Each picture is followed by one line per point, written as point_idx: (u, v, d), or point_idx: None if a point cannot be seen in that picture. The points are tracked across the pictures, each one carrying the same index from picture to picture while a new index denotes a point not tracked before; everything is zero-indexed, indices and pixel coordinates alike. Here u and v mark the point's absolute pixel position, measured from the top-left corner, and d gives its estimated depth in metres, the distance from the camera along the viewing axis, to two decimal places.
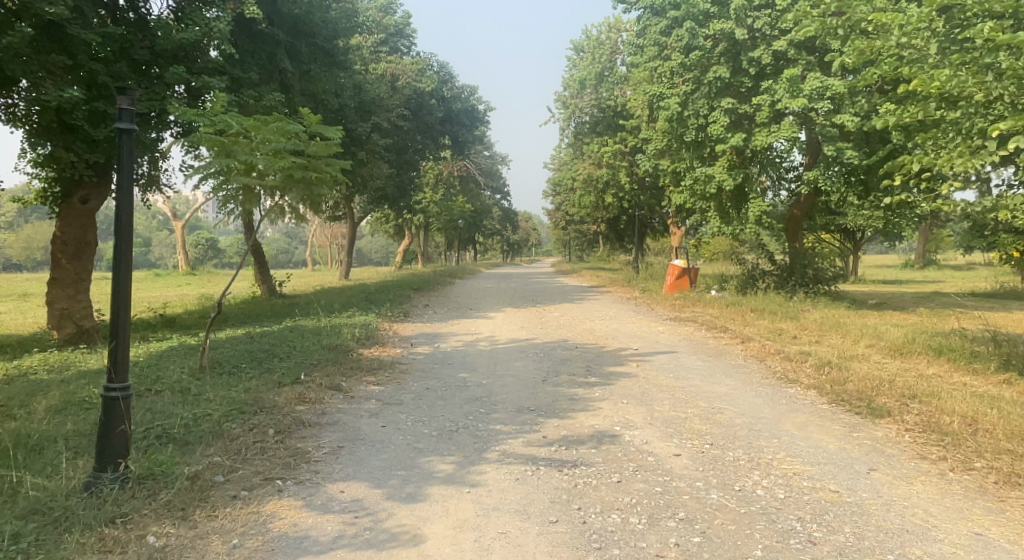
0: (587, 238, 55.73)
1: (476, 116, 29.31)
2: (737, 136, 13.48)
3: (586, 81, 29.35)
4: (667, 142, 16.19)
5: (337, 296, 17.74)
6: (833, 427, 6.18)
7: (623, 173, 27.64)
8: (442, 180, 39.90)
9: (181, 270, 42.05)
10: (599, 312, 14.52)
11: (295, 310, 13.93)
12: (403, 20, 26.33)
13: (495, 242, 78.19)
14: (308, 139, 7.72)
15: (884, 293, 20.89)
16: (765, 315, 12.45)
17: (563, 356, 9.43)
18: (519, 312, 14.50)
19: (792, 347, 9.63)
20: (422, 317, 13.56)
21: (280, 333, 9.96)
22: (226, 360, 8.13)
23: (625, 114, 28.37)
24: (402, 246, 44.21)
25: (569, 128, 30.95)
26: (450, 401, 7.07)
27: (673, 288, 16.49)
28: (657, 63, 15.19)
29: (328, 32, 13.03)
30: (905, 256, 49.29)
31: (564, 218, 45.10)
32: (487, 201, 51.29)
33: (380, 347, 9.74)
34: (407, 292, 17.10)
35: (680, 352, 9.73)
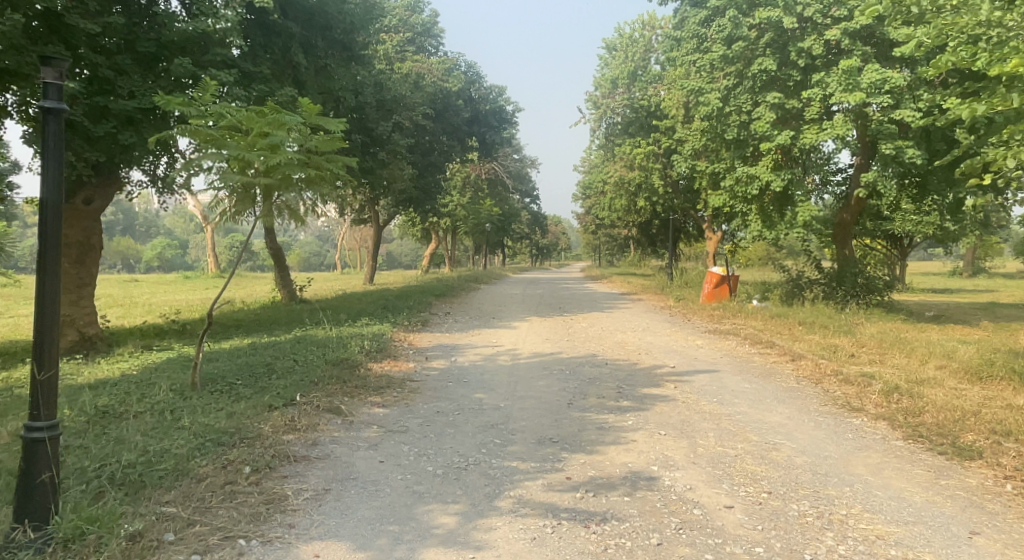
0: (618, 243, 54.64)
1: (506, 117, 28.53)
2: (784, 133, 12.49)
3: (618, 80, 28.39)
4: (707, 141, 15.25)
5: (356, 302, 17.05)
6: (915, 471, 5.17)
7: (656, 175, 26.60)
8: (470, 183, 39.24)
9: (211, 272, 42.18)
10: (630, 323, 13.56)
11: (310, 318, 13.25)
12: (431, 19, 25.72)
13: (525, 247, 77.43)
14: (310, 133, 6.86)
15: (938, 304, 19.49)
16: (814, 329, 11.38)
17: (591, 375, 8.53)
18: (545, 322, 13.62)
19: (852, 368, 8.57)
20: (441, 326, 12.76)
21: (285, 346, 9.21)
22: (219, 376, 7.39)
23: (658, 115, 27.33)
24: (431, 250, 43.69)
25: (600, 129, 30.01)
26: (462, 428, 6.21)
27: (711, 297, 15.44)
28: (697, 57, 14.29)
29: (346, 25, 12.35)
30: (952, 263, 47.13)
31: (595, 222, 44.11)
32: (516, 205, 50.56)
33: (391, 362, 8.93)
34: (429, 299, 16.32)
35: (722, 372, 8.75)
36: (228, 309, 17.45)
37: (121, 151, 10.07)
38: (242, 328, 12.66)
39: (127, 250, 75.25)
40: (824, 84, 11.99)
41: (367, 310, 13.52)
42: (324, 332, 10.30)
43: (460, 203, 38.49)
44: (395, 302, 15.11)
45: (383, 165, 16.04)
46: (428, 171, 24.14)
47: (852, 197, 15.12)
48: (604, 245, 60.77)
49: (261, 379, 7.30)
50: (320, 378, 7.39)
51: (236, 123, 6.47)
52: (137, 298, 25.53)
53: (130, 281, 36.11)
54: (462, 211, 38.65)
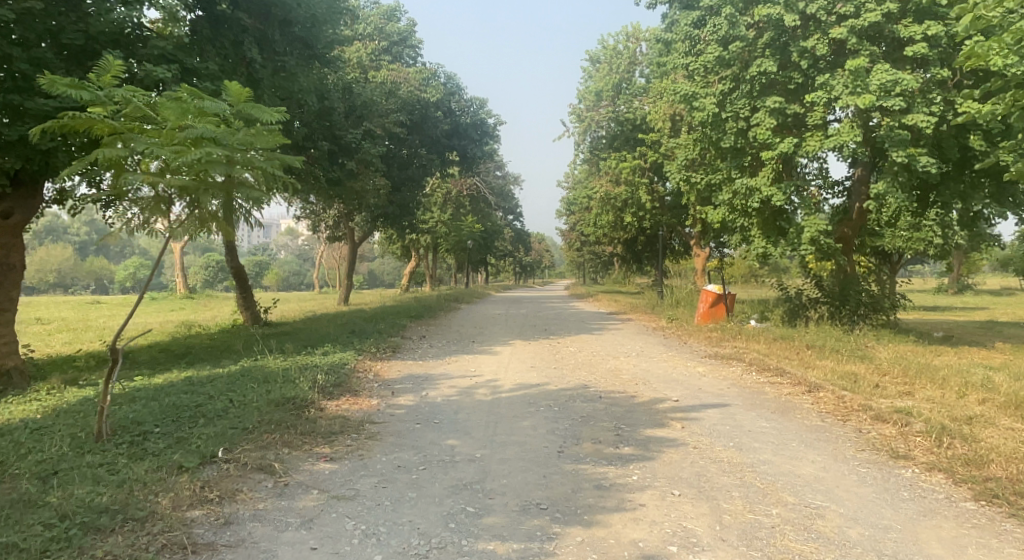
0: (603, 260, 53.83)
1: (486, 130, 27.49)
2: (787, 141, 11.45)
3: (603, 92, 27.48)
4: (701, 149, 14.20)
5: (325, 325, 15.77)
6: (1007, 551, 4.03)
7: (643, 190, 25.66)
8: (451, 200, 38.14)
9: (182, 292, 40.59)
10: (621, 346, 12.40)
11: (268, 344, 11.97)
12: (408, 28, 24.70)
13: (508, 264, 76.37)
14: (241, 125, 5.62)
15: (942, 322, 18.56)
16: (825, 353, 10.32)
17: (584, 412, 7.32)
18: (529, 347, 12.41)
19: (882, 402, 7.44)
20: (413, 352, 11.49)
21: (226, 380, 7.93)
22: (133, 423, 6.09)
23: (645, 127, 26.42)
24: (411, 268, 42.45)
25: (584, 144, 29.08)
26: (427, 490, 4.96)
27: (707, 317, 14.33)
28: (689, 60, 13.30)
29: (307, 21, 11.35)
30: (939, 280, 46.76)
31: (580, 239, 43.15)
32: (498, 222, 49.46)
33: (349, 399, 7.65)
34: (403, 322, 15.07)
35: (733, 406, 7.59)
36: (186, 335, 16.08)
37: (43, 158, 8.85)
38: (190, 357, 11.34)
39: (102, 270, 73.46)
40: (829, 87, 11.02)
41: (332, 335, 12.26)
42: (275, 364, 9.02)
43: (440, 220, 37.34)
44: (364, 326, 13.86)
45: (351, 176, 14.89)
46: (405, 186, 22.98)
47: (854, 210, 14.18)
48: (588, 262, 59.86)
49: (184, 427, 6.01)
50: (256, 424, 6.12)
51: (148, 114, 5.26)
52: (94, 321, 23.96)
53: (94, 303, 34.40)
54: (442, 228, 37.49)
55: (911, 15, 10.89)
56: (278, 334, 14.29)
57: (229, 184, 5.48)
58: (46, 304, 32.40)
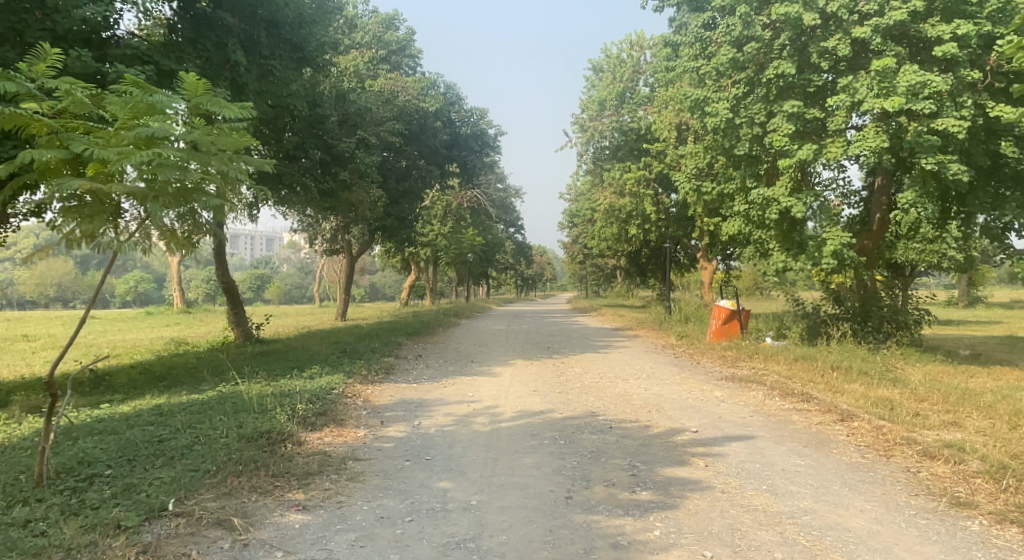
0: (605, 273, 53.11)
1: (487, 141, 26.88)
2: (807, 148, 10.74)
3: (606, 102, 26.89)
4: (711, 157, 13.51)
5: (318, 342, 15.06)
6: None
7: (648, 201, 24.98)
8: (451, 212, 37.50)
9: (177, 307, 39.79)
10: (630, 366, 11.64)
11: (254, 365, 11.25)
12: (407, 37, 24.13)
13: (510, 277, 75.68)
14: (203, 127, 5.00)
15: (962, 338, 17.78)
16: (852, 376, 9.55)
17: (594, 446, 6.55)
18: (532, 367, 11.65)
19: (927, 434, 6.66)
20: (407, 374, 10.73)
21: (199, 409, 7.20)
22: (80, 468, 5.35)
23: (650, 137, 25.76)
24: (411, 282, 41.71)
25: (588, 154, 28.42)
26: (414, 550, 4.19)
27: (720, 334, 13.55)
28: (701, 64, 12.61)
29: (296, 21, 10.71)
30: (948, 293, 45.95)
31: (582, 252, 42.45)
32: (499, 235, 48.81)
33: (333, 431, 6.90)
34: (399, 339, 14.38)
35: (760, 439, 6.83)
36: (173, 354, 15.37)
37: None
38: (168, 380, 10.59)
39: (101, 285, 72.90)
40: (852, 90, 10.33)
41: (322, 355, 11.57)
42: (256, 389, 8.27)
43: (440, 232, 36.68)
44: (357, 344, 13.15)
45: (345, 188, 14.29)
46: (403, 198, 22.40)
47: (874, 220, 13.46)
48: (591, 275, 59.15)
49: (139, 470, 5.28)
50: (222, 463, 5.40)
51: (91, 110, 4.62)
52: (82, 337, 23.21)
53: (87, 318, 33.70)
54: (443, 241, 36.82)
55: (938, 14, 10.21)
56: (267, 354, 13.57)
57: (186, 193, 4.84)
58: (38, 320, 31.74)
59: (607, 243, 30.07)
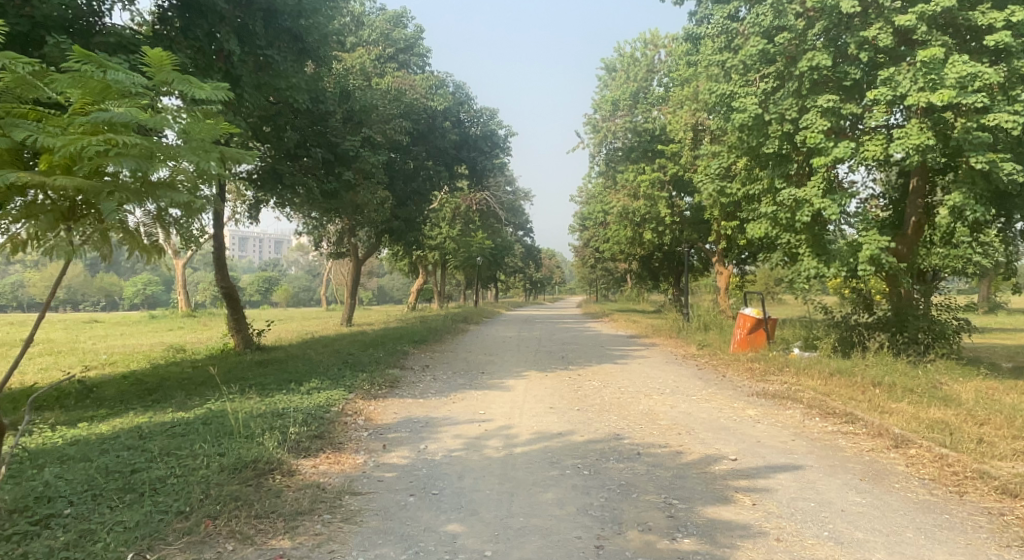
0: (615, 277, 52.32)
1: (497, 141, 26.19)
2: (844, 145, 9.96)
3: (620, 102, 26.07)
4: (736, 156, 12.74)
5: (321, 351, 14.42)
6: None
7: (662, 204, 24.21)
8: (459, 215, 36.86)
9: (182, 311, 39.28)
10: (651, 379, 10.87)
11: (251, 377, 10.60)
12: (415, 35, 23.50)
13: (518, 281, 74.99)
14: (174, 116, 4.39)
15: (997, 348, 16.92)
16: (897, 393, 8.77)
17: (622, 478, 5.79)
18: (547, 379, 10.90)
19: (999, 466, 5.88)
20: (413, 388, 10.00)
21: (181, 432, 6.51)
22: (34, 506, 4.66)
23: (665, 138, 25.03)
24: (418, 285, 41.09)
25: (600, 156, 27.67)
26: None
27: (745, 344, 12.77)
28: (727, 57, 11.86)
29: (296, 10, 10.04)
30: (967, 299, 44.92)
31: (593, 255, 41.70)
32: (508, 238, 48.15)
33: (329, 457, 6.19)
34: (405, 348, 13.71)
35: (809, 469, 6.06)
36: (170, 363, 14.73)
37: None
38: (158, 393, 9.91)
39: (109, 287, 72.79)
40: (896, 83, 9.53)
41: (323, 366, 10.91)
42: (248, 408, 7.59)
43: (448, 235, 36.02)
44: (362, 353, 12.49)
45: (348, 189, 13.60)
46: (410, 200, 22.25)
47: (908, 223, 12.69)
48: (600, 279, 58.39)
49: (102, 508, 4.61)
50: (199, 502, 4.72)
51: (38, 92, 4.02)
52: (82, 343, 22.63)
53: (91, 322, 33.21)
54: (451, 244, 36.15)
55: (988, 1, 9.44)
56: (267, 363, 12.93)
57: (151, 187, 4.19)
58: (40, 323, 31.25)
59: (620, 247, 29.30)
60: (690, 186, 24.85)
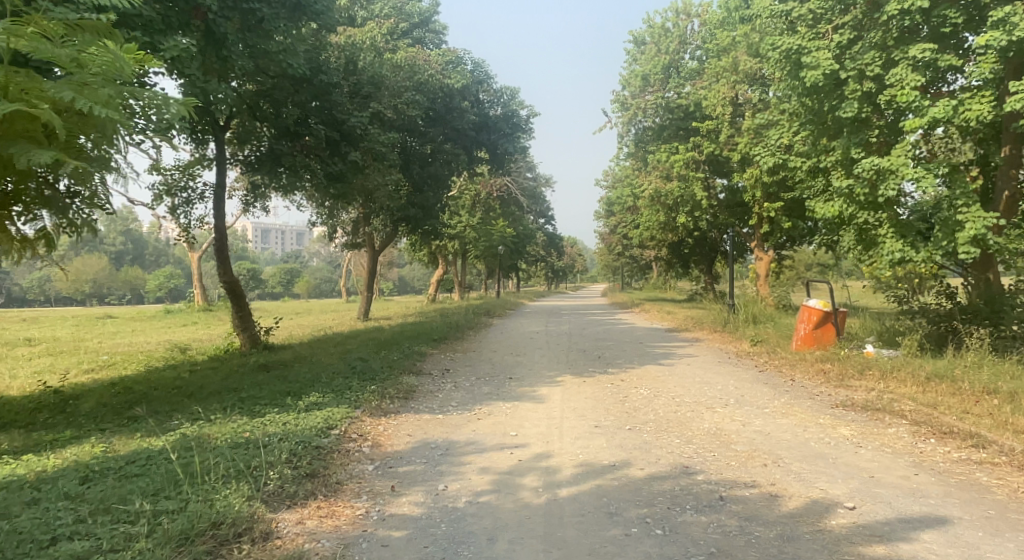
0: (641, 265, 50.79)
1: (518, 123, 24.69)
2: (943, 103, 8.31)
3: (651, 76, 24.29)
4: (801, 125, 11.12)
5: (330, 353, 13.07)
6: None
7: (699, 185, 22.60)
8: (480, 202, 35.49)
9: (198, 305, 38.47)
10: (707, 385, 9.31)
11: (247, 385, 9.28)
12: (430, 9, 22.07)
13: (540, 270, 73.66)
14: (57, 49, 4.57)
15: None
16: (1022, 404, 7.14)
17: (710, 539, 4.28)
18: (586, 387, 9.38)
19: None
20: (432, 399, 8.58)
21: (135, 474, 5.13)
22: None
23: (699, 114, 23.52)
24: (439, 276, 39.72)
25: (628, 136, 25.98)
26: None
27: (810, 341, 11.20)
28: (793, 7, 10.26)
29: None
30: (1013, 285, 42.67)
31: (620, 243, 40.16)
32: (530, 226, 46.77)
33: (320, 507, 4.77)
34: (422, 349, 12.28)
35: (961, 525, 4.50)
36: (169, 366, 13.49)
37: None
38: (140, 407, 8.62)
39: (135, 280, 73.14)
40: (1013, 27, 7.72)
41: (328, 371, 9.55)
42: (231, 433, 6.17)
43: (469, 224, 34.61)
44: (371, 357, 11.11)
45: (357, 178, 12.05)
46: (426, 185, 21.29)
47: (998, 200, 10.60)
48: (625, 267, 56.73)
49: None
50: None
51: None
52: (87, 342, 21.57)
53: (105, 319, 32.35)
54: (471, 233, 34.75)
55: None
56: (270, 368, 11.63)
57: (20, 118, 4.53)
58: (52, 321, 30.44)
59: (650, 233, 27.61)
60: (727, 167, 23.31)
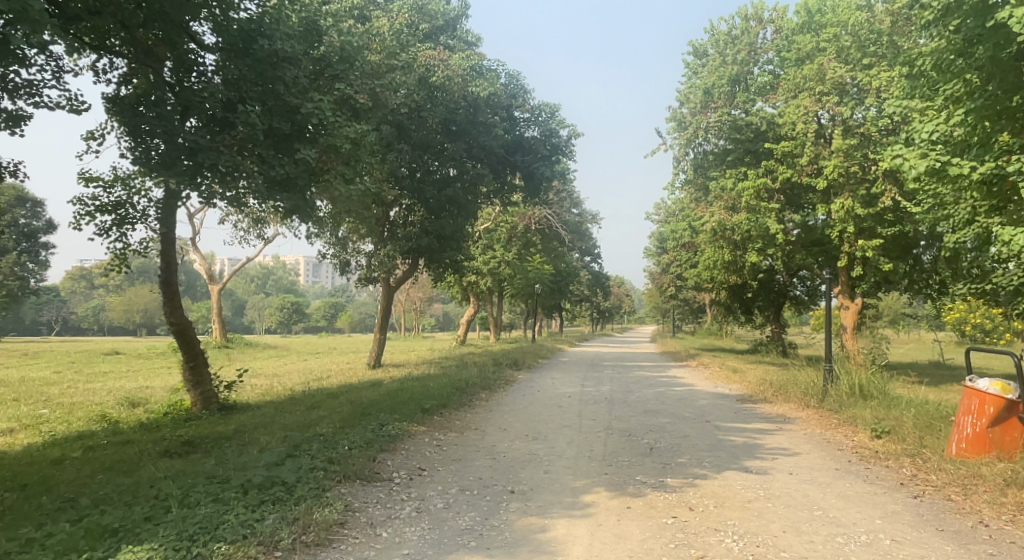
0: (693, 308, 46.79)
1: (558, 144, 21.47)
2: None
3: (714, 90, 20.72)
4: (968, 111, 7.61)
5: (278, 427, 9.65)
6: None
7: (773, 216, 18.85)
8: (518, 237, 32.24)
9: (215, 341, 36.07)
10: (841, 534, 5.44)
11: (91, 498, 5.87)
12: (457, 11, 19.24)
13: (583, 311, 70.03)
14: None
15: None
16: None
17: None
18: (629, 523, 5.62)
19: None
20: (365, 545, 4.99)
21: None
22: None
23: (772, 135, 19.94)
24: (466, 317, 35.08)
25: (686, 160, 22.35)
26: None
27: (983, 443, 7.29)
28: None
29: None
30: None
31: (672, 284, 36.29)
32: (573, 264, 43.28)
33: None
34: (397, 428, 8.77)
35: None
36: (81, 435, 10.21)
37: None
38: None
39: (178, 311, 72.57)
40: None
41: (222, 476, 6.08)
42: None
43: (503, 259, 31.29)
44: (314, 443, 7.65)
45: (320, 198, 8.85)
46: (446, 211, 18.14)
47: None
48: (676, 309, 52.37)
49: None
50: None
51: None
52: (54, 386, 18.72)
53: (111, 355, 30.00)
54: (505, 269, 31.41)
55: None
56: (179, 456, 8.22)
57: None
58: (49, 357, 28.03)
59: (712, 274, 23.73)
60: (806, 198, 19.96)
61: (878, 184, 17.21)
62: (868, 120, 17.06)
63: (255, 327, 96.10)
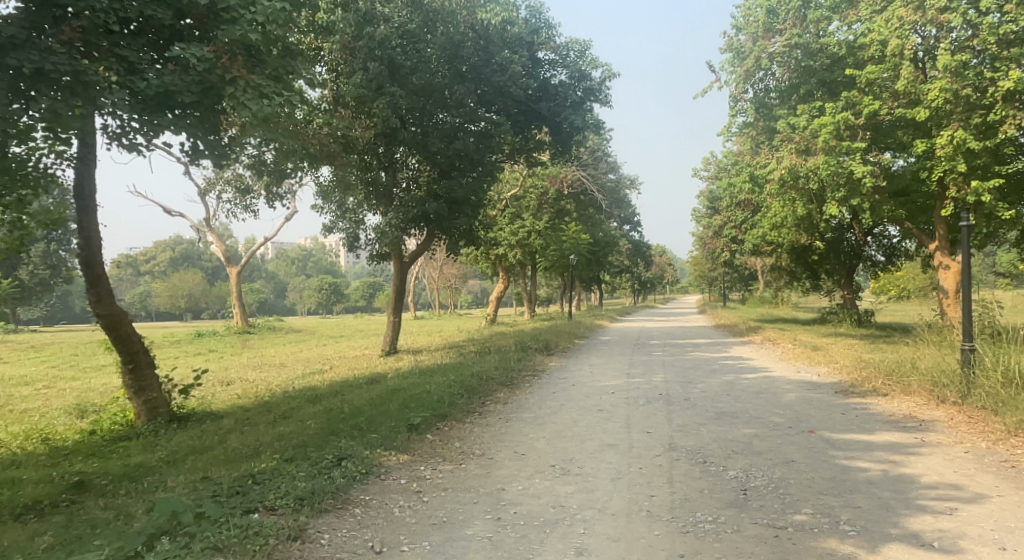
0: (746, 275, 43.22)
1: (591, 88, 18.27)
2: None
3: (780, 9, 17.18)
4: None
5: (206, 458, 6.93)
6: None
7: (858, 159, 15.48)
8: (550, 203, 29.23)
9: (236, 327, 34.26)
10: None
11: None
12: None
13: (625, 283, 66.90)
14: None
15: None
16: None
17: None
18: None
19: None
20: None
21: None
22: None
23: (853, 60, 16.47)
24: (497, 293, 32.25)
25: (744, 99, 18.93)
26: None
27: None
28: None
29: None
30: None
31: (723, 250, 32.93)
32: (613, 231, 40.09)
33: None
34: (360, 462, 5.98)
35: None
36: None
37: None
38: None
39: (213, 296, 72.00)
40: None
41: None
42: None
43: (534, 228, 28.31)
44: (211, 503, 4.93)
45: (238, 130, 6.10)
46: (458, 167, 15.23)
47: None
48: (724, 277, 48.73)
49: None
50: None
51: None
52: (33, 384, 16.70)
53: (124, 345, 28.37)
54: (538, 240, 28.45)
55: None
56: (46, 515, 5.60)
57: None
58: (58, 349, 26.46)
59: (777, 234, 20.30)
60: (893, 136, 16.65)
61: (997, 108, 13.68)
62: (985, 29, 13.44)
63: (296, 309, 95.79)
